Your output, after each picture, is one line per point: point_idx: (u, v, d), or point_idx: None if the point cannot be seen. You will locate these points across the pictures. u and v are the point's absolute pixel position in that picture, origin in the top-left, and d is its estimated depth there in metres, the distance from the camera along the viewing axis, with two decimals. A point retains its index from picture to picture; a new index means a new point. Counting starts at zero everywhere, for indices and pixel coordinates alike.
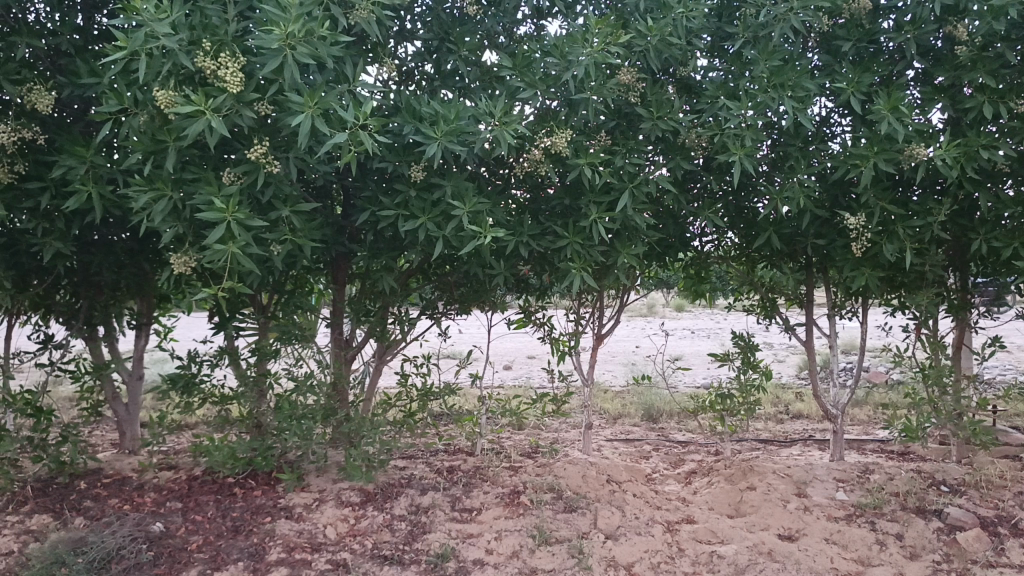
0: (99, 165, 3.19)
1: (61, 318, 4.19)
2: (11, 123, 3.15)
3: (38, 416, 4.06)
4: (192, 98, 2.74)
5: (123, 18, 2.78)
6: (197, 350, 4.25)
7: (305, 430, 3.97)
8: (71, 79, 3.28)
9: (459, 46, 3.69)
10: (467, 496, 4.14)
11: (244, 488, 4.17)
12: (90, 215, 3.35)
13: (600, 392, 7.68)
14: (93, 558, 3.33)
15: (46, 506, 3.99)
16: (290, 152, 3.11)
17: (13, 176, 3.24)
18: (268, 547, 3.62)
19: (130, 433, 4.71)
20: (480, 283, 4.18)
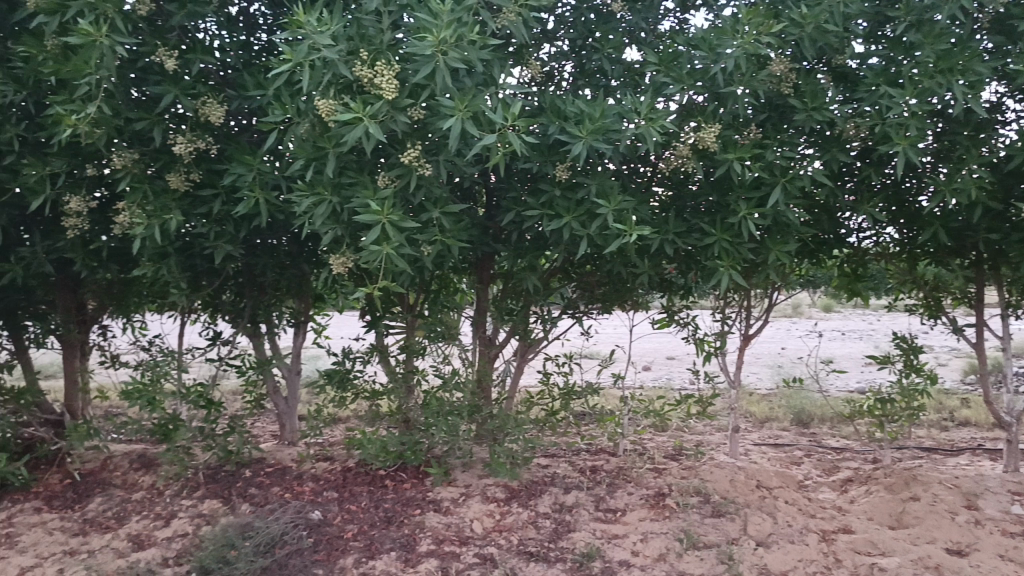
0: (264, 172, 3.39)
1: (229, 317, 4.48)
2: (187, 134, 3.40)
3: (209, 408, 4.33)
4: (350, 106, 2.87)
5: (288, 33, 2.94)
6: (350, 346, 4.42)
7: (452, 426, 4.08)
8: (239, 92, 3.50)
9: (604, 45, 3.68)
10: (611, 496, 4.12)
11: (395, 481, 4.32)
12: (257, 220, 3.55)
13: (747, 394, 7.44)
14: (259, 542, 3.53)
15: (217, 492, 4.28)
16: (441, 155, 3.18)
17: (189, 184, 3.50)
18: (419, 539, 3.74)
19: (290, 426, 4.96)
20: (623, 282, 4.15)
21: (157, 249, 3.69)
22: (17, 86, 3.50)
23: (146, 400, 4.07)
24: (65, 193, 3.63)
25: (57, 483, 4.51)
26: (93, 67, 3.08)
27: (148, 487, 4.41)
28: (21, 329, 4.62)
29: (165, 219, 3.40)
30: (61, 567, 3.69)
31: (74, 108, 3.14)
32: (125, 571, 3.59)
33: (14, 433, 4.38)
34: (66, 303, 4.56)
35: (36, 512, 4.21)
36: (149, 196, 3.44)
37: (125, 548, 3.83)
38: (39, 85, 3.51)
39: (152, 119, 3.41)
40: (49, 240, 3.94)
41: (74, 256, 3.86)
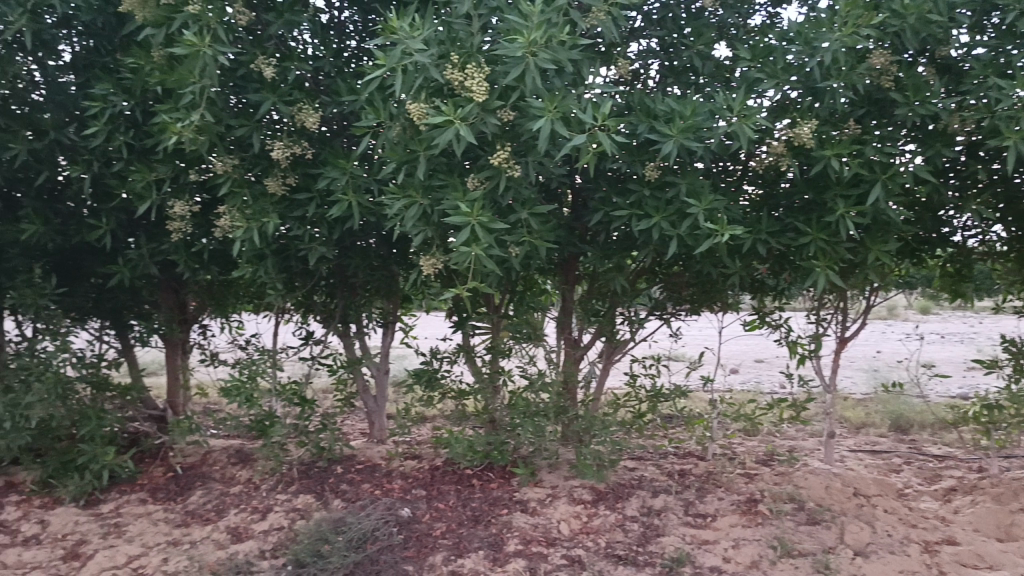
0: (357, 176, 3.47)
1: (320, 317, 4.61)
2: (284, 140, 3.50)
3: (303, 405, 4.47)
4: (442, 109, 2.91)
5: (382, 39, 3.01)
6: (437, 346, 4.48)
7: (538, 428, 4.08)
8: (333, 98, 3.59)
9: (693, 42, 3.63)
10: (701, 501, 4.05)
11: (482, 480, 4.35)
12: (349, 222, 3.63)
13: (841, 399, 7.21)
14: (351, 538, 3.62)
15: (310, 487, 4.39)
16: (530, 156, 3.19)
17: (286, 188, 3.61)
18: (506, 539, 3.76)
19: (379, 424, 5.05)
20: (712, 283, 4.08)
21: (255, 251, 3.82)
22: (126, 96, 3.67)
23: (244, 397, 4.24)
24: (170, 198, 3.79)
25: (161, 475, 4.72)
26: (197, 76, 3.21)
27: (245, 481, 4.56)
28: (127, 329, 4.83)
29: (263, 222, 3.51)
30: (166, 556, 3.86)
31: (179, 115, 3.28)
32: (224, 562, 3.72)
33: (122, 427, 4.61)
34: (169, 303, 4.76)
35: (142, 503, 4.41)
36: (248, 200, 3.56)
37: (225, 539, 3.97)
38: (145, 95, 3.67)
39: (251, 125, 3.52)
40: (154, 242, 4.12)
41: (178, 258, 4.02)
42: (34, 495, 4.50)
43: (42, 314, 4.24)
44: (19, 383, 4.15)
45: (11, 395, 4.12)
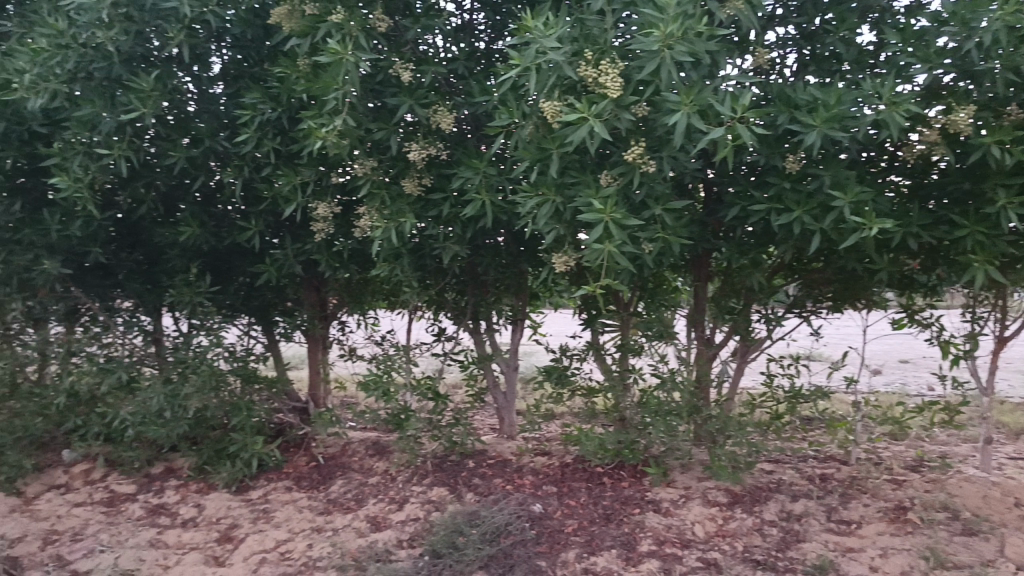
0: (490, 175, 3.52)
1: (452, 314, 4.69)
2: (421, 141, 3.60)
3: (436, 400, 4.60)
4: (576, 106, 2.91)
5: (517, 39, 3.04)
6: (567, 345, 4.47)
7: (671, 427, 4.04)
8: (467, 99, 3.66)
9: (836, 27, 3.45)
10: (844, 507, 3.89)
11: (613, 478, 4.32)
12: (482, 221, 3.69)
13: (999, 403, 6.72)
14: (485, 531, 3.69)
15: (444, 480, 4.50)
16: (665, 150, 3.14)
17: (422, 188, 3.71)
18: (640, 538, 3.73)
19: (508, 420, 5.09)
20: (856, 279, 3.90)
21: (393, 250, 3.95)
22: (273, 104, 3.87)
23: (382, 391, 4.43)
24: (313, 200, 3.97)
25: (304, 464, 4.95)
26: (339, 83, 3.35)
27: (382, 472, 4.72)
28: (272, 324, 5.07)
29: (400, 222, 3.63)
30: (310, 542, 4.05)
31: (323, 121, 3.43)
32: (366, 550, 3.88)
33: (269, 418, 4.85)
34: (310, 299, 4.97)
35: (288, 490, 4.64)
36: (386, 201, 3.69)
37: (365, 528, 4.13)
38: (291, 102, 3.85)
39: (389, 128, 3.64)
40: (298, 243, 4.34)
41: (320, 258, 4.25)
42: (191, 480, 4.81)
43: (198, 312, 4.53)
44: (179, 377, 4.47)
45: (172, 386, 4.45)
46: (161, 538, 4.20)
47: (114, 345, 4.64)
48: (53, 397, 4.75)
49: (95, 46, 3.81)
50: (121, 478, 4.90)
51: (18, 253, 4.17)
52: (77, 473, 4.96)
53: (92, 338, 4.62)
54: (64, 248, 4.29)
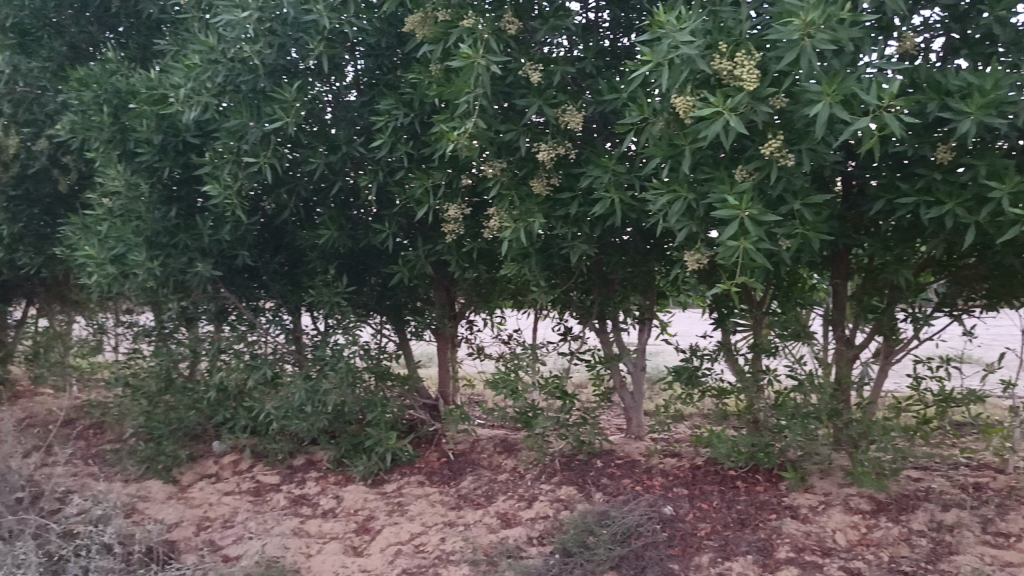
0: (620, 173, 3.50)
1: (577, 314, 4.68)
2: (550, 141, 3.61)
3: (564, 399, 4.58)
4: (711, 100, 2.85)
5: (648, 34, 3.01)
6: (698, 344, 4.37)
7: (810, 431, 3.90)
8: (596, 98, 3.65)
9: (992, 6, 3.22)
10: (1002, 519, 3.66)
11: (747, 482, 4.20)
12: (611, 219, 3.67)
13: None
14: (615, 532, 3.68)
15: (572, 479, 4.50)
16: (804, 143, 3.03)
17: (551, 188, 3.72)
18: (777, 545, 3.62)
19: (636, 420, 5.00)
20: (1013, 276, 3.65)
21: (521, 250, 3.99)
22: (406, 109, 3.99)
23: (510, 389, 4.49)
24: (444, 202, 4.06)
25: (436, 460, 5.06)
26: (471, 86, 3.41)
27: (511, 469, 4.77)
28: (403, 323, 5.21)
29: (529, 222, 3.66)
30: (443, 536, 4.15)
31: (455, 124, 3.51)
32: (497, 546, 3.94)
33: (401, 414, 5.01)
34: (440, 299, 5.08)
35: (420, 485, 4.77)
36: (515, 201, 3.72)
37: (496, 524, 4.19)
38: (423, 107, 3.96)
39: (519, 129, 3.68)
40: (429, 244, 4.45)
41: (450, 258, 4.35)
42: (330, 473, 5.01)
43: (335, 311, 4.72)
44: (318, 373, 4.70)
45: (311, 382, 4.67)
46: (303, 527, 4.40)
47: (260, 342, 4.93)
48: (205, 392, 5.05)
49: (241, 60, 4.04)
50: (266, 469, 5.16)
51: (174, 256, 4.47)
52: (226, 463, 5.27)
53: (240, 337, 4.90)
54: (215, 251, 4.56)
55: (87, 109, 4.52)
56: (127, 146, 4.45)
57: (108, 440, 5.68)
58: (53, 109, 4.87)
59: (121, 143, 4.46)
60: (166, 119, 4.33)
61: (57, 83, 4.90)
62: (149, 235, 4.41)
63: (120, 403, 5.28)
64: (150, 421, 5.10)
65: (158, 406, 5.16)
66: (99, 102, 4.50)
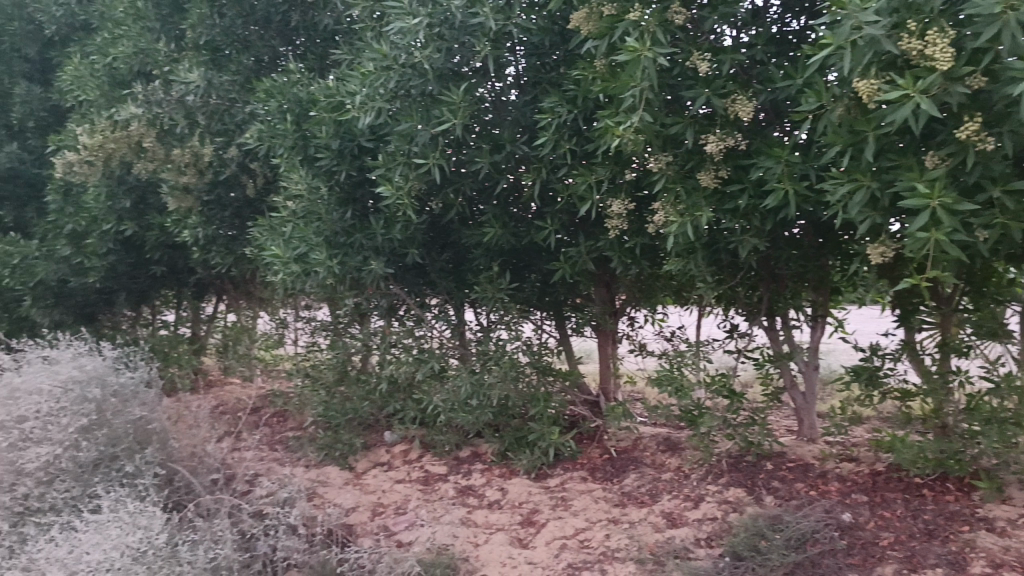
0: (794, 163, 3.35)
1: (744, 311, 4.52)
2: (718, 132, 3.51)
3: (731, 398, 4.42)
4: (898, 83, 2.68)
5: (828, 16, 2.86)
6: (878, 344, 4.10)
7: (1007, 436, 3.67)
8: (767, 86, 3.52)
9: None
10: None
11: (935, 491, 3.92)
12: (784, 211, 3.53)
13: None
14: (789, 537, 3.55)
15: (740, 481, 4.38)
16: (1005, 125, 2.78)
17: (719, 181, 3.61)
18: (970, 559, 3.37)
19: (809, 422, 4.77)
20: None
21: (686, 245, 3.91)
22: (569, 106, 4.00)
23: (675, 386, 4.39)
24: (608, 198, 4.05)
25: (598, 456, 5.05)
26: (636, 80, 3.37)
27: (675, 468, 4.69)
28: (564, 319, 5.23)
29: (696, 217, 3.58)
30: (608, 533, 4.14)
31: (621, 119, 3.49)
32: (663, 545, 3.89)
33: (564, 409, 5.05)
34: (601, 295, 5.05)
35: (583, 481, 4.77)
36: (682, 195, 3.65)
37: (662, 523, 4.14)
38: (587, 103, 3.96)
39: (685, 121, 3.60)
40: (592, 240, 4.45)
41: (613, 254, 4.33)
42: (495, 465, 5.11)
43: (499, 307, 4.82)
44: (483, 368, 4.84)
45: (477, 376, 4.82)
46: (471, 517, 4.52)
47: (426, 337, 5.11)
48: (376, 383, 5.32)
49: (412, 65, 4.20)
50: (435, 459, 5.33)
51: (350, 255, 4.71)
52: (397, 453, 5.49)
53: (408, 331, 5.12)
54: (387, 249, 4.76)
55: (273, 118, 4.84)
56: (308, 151, 4.74)
57: (290, 427, 6.07)
58: (242, 119, 5.25)
59: (303, 149, 4.75)
60: (343, 125, 4.57)
61: (245, 95, 5.28)
62: (328, 235, 4.68)
63: (300, 393, 5.62)
64: (329, 411, 5.44)
65: (335, 397, 5.46)
66: (283, 111, 4.81)
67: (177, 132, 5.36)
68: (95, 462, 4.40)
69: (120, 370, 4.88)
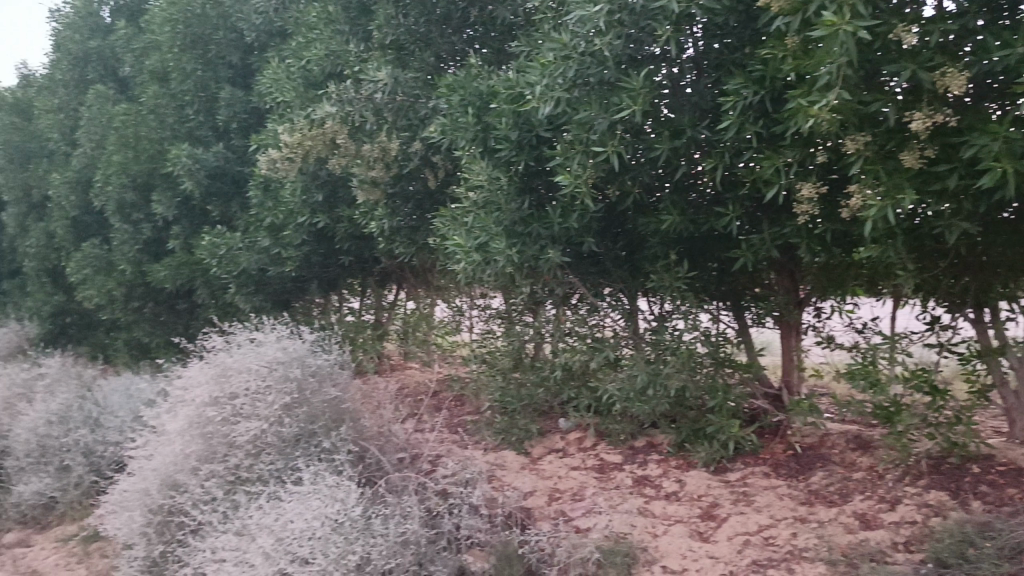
0: (1013, 139, 3.08)
1: (946, 302, 4.22)
2: (925, 108, 3.27)
3: (934, 395, 4.12)
4: None
5: None
6: None
7: None
8: (981, 56, 3.24)
9: None
10: None
11: None
12: (1001, 192, 3.24)
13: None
14: (1003, 546, 3.28)
15: (943, 484, 4.09)
16: None
17: (925, 161, 3.37)
18: None
19: (1021, 424, 4.36)
20: None
21: (885, 230, 3.68)
22: (755, 88, 3.86)
23: (869, 380, 4.16)
24: (797, 181, 3.88)
25: (782, 452, 4.87)
26: (834, 56, 3.20)
27: (868, 468, 4.44)
28: (743, 310, 5.08)
29: (898, 199, 3.36)
30: (795, 531, 3.99)
31: (814, 99, 3.33)
32: (857, 547, 3.70)
33: (743, 402, 4.89)
34: (784, 285, 4.87)
35: (766, 476, 4.62)
36: (881, 176, 3.43)
37: (854, 525, 3.94)
38: (775, 84, 3.81)
39: (886, 98, 3.39)
40: (776, 227, 4.28)
41: (801, 241, 4.15)
42: (672, 456, 5.05)
43: (678, 296, 4.73)
44: (659, 358, 4.79)
45: (653, 366, 4.76)
46: (648, 507, 4.49)
47: (600, 326, 5.13)
48: (550, 371, 5.46)
49: (592, 53, 4.20)
50: (610, 448, 5.33)
51: (529, 244, 4.77)
52: (573, 439, 5.53)
53: (582, 319, 5.18)
54: (564, 238, 4.79)
55: (455, 111, 4.99)
56: (488, 143, 4.85)
57: (468, 412, 6.27)
58: (425, 114, 5.46)
59: (483, 141, 4.87)
60: (521, 116, 4.64)
61: (428, 90, 5.47)
62: (507, 224, 4.75)
63: (477, 378, 5.88)
64: (504, 396, 5.61)
65: (511, 382, 5.63)
66: (464, 104, 4.94)
67: (366, 128, 5.64)
68: (297, 437, 4.73)
69: (317, 352, 5.21)
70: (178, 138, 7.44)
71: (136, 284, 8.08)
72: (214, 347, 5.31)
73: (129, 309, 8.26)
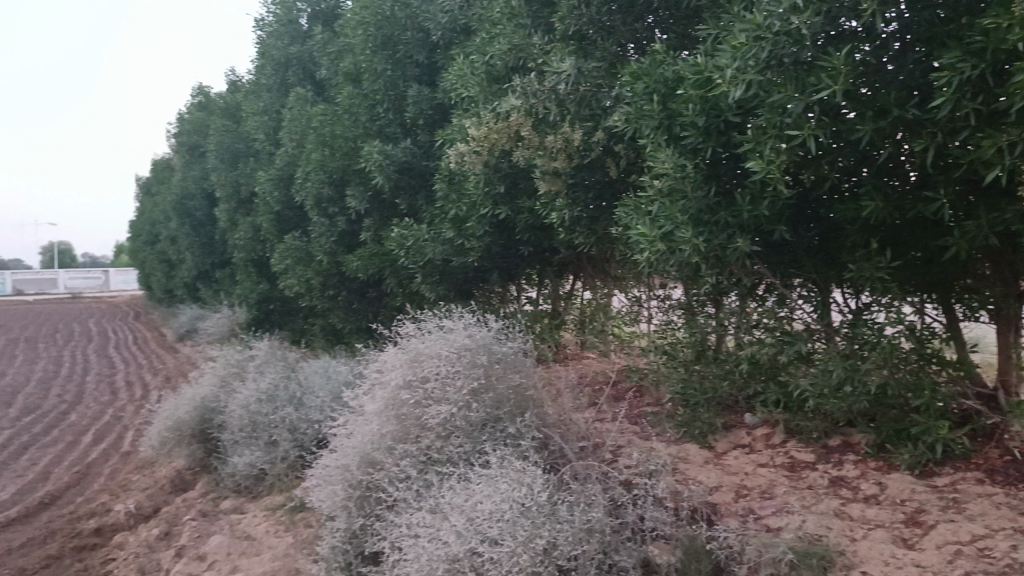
0: None
1: None
2: None
3: None
4: None
5: None
6: None
7: None
8: None
9: None
10: None
11: None
12: None
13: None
14: None
15: None
16: None
17: None
18: None
19: None
20: None
21: None
22: (974, 61, 3.54)
23: None
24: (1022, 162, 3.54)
25: (998, 457, 4.47)
26: None
27: None
28: (951, 304, 4.72)
29: None
30: (1015, 544, 3.65)
31: None
32: None
33: (951, 403, 4.52)
34: (1000, 275, 4.46)
35: (980, 483, 4.26)
36: None
37: None
38: (998, 56, 3.48)
39: None
40: (994, 212, 3.93)
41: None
42: (870, 457, 4.77)
43: (881, 288, 4.42)
44: (856, 354, 4.53)
45: (851, 363, 4.50)
46: (845, 509, 4.26)
47: (791, 318, 4.96)
48: (735, 365, 5.31)
49: (787, 32, 4.01)
50: (800, 445, 5.10)
51: (716, 233, 4.62)
52: (759, 436, 5.34)
53: (771, 311, 4.98)
54: (753, 226, 4.61)
55: (639, 99, 4.93)
56: (673, 130, 4.76)
57: (647, 402, 6.22)
58: (608, 103, 5.45)
59: (668, 128, 4.78)
60: (709, 101, 4.53)
61: (611, 79, 5.46)
62: (694, 213, 4.63)
63: (657, 369, 5.83)
64: (686, 389, 5.52)
65: (693, 375, 5.55)
66: (649, 91, 4.88)
67: (549, 120, 5.71)
68: (484, 422, 4.87)
69: (502, 340, 5.34)
70: (370, 135, 7.86)
71: (331, 273, 8.61)
72: (407, 334, 5.57)
73: (325, 297, 8.83)
